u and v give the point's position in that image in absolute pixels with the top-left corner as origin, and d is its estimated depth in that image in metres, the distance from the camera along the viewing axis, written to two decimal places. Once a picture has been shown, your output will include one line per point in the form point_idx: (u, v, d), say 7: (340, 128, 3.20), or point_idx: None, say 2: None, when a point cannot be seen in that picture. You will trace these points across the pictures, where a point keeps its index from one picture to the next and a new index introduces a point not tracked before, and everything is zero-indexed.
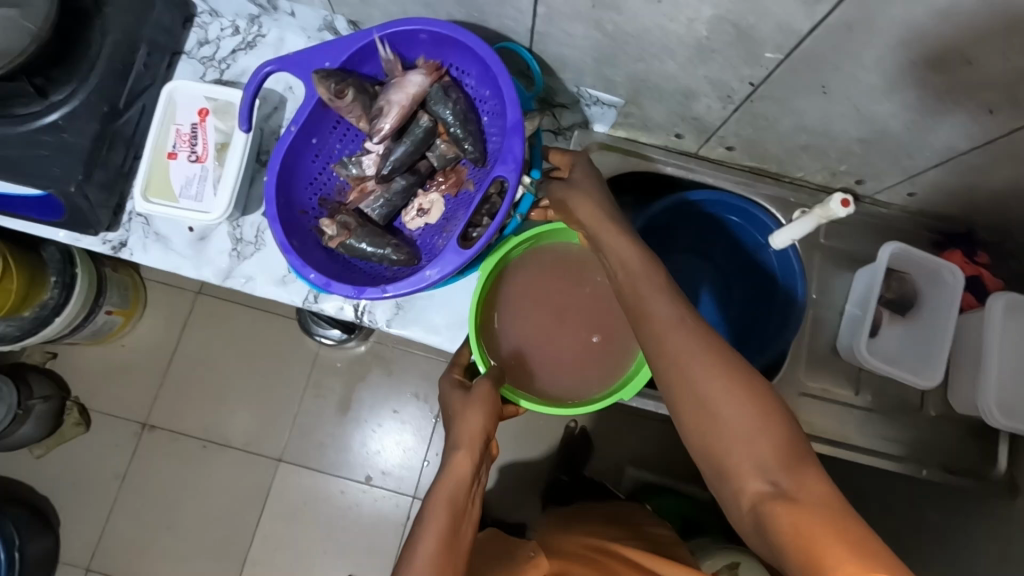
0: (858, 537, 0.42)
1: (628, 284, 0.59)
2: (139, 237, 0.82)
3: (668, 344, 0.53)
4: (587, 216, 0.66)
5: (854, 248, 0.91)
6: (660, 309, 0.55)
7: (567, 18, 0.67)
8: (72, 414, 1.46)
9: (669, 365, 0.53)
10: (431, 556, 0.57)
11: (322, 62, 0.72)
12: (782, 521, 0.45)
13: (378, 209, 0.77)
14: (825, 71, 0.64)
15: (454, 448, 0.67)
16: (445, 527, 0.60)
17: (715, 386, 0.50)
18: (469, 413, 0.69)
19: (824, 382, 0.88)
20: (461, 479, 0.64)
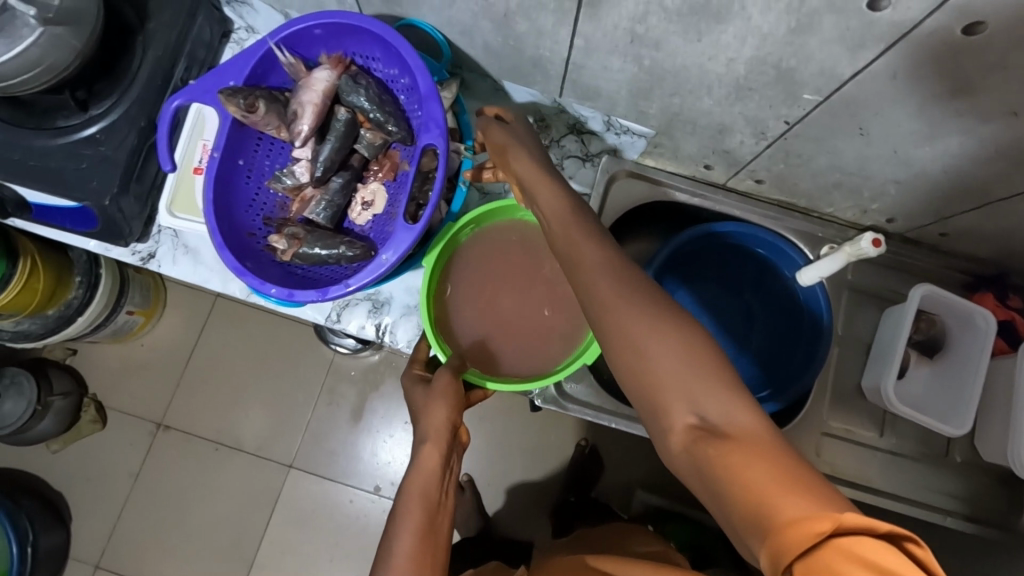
0: (795, 470, 0.37)
1: (562, 233, 0.57)
2: (167, 249, 0.83)
3: (601, 291, 0.50)
4: (526, 171, 0.64)
5: (884, 286, 0.90)
6: (590, 256, 0.53)
7: (605, 52, 0.66)
8: (89, 411, 1.48)
9: (598, 311, 0.50)
10: (409, 553, 0.57)
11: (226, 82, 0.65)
12: (715, 460, 0.41)
13: (323, 213, 0.69)
14: (865, 115, 0.63)
15: (425, 440, 0.66)
16: (419, 523, 0.60)
17: (642, 326, 0.47)
18: (432, 404, 0.68)
19: (848, 422, 0.86)
20: (432, 473, 0.64)
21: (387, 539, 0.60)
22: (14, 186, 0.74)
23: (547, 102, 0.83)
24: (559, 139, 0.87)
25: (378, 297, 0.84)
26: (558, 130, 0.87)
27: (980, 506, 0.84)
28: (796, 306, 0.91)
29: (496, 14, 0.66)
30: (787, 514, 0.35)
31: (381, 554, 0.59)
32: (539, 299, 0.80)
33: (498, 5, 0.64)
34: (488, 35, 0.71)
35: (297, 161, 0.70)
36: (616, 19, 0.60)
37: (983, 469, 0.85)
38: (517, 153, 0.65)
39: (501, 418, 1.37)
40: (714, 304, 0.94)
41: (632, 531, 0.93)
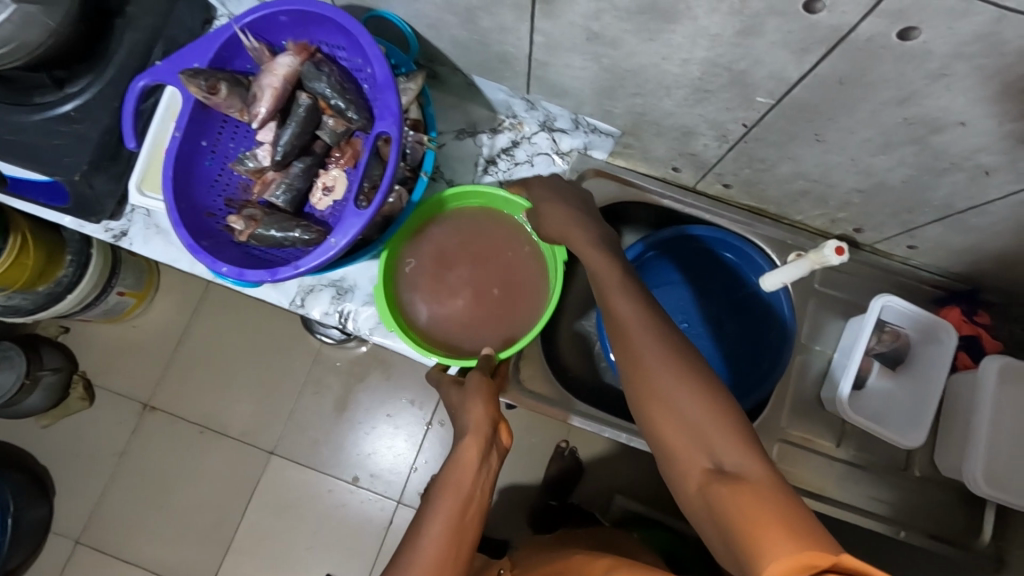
0: (797, 523, 0.40)
1: (601, 286, 0.62)
2: (140, 228, 0.85)
3: (631, 338, 0.55)
4: (562, 225, 0.72)
5: (851, 297, 0.89)
6: (624, 308, 0.58)
7: (565, 49, 0.67)
8: (78, 388, 1.51)
9: (629, 360, 0.55)
10: (436, 536, 0.58)
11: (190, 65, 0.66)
12: (725, 500, 0.44)
13: (281, 196, 0.70)
14: (819, 121, 0.63)
15: (468, 434, 0.66)
16: (451, 515, 0.60)
17: (667, 376, 0.51)
18: (468, 401, 0.69)
19: (808, 430, 0.86)
20: (468, 467, 0.64)
21: (417, 526, 0.60)
22: None
23: (518, 99, 0.84)
24: (531, 136, 0.89)
25: (343, 284, 0.86)
26: (530, 126, 0.89)
27: (939, 522, 0.83)
28: (767, 314, 0.90)
29: (458, 8, 0.67)
30: (777, 558, 0.39)
31: (409, 544, 0.59)
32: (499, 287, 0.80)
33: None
34: (453, 29, 0.72)
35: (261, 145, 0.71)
36: (571, 16, 0.60)
37: (944, 485, 0.84)
38: (550, 213, 0.74)
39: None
40: (686, 309, 0.96)
41: (601, 534, 0.94)
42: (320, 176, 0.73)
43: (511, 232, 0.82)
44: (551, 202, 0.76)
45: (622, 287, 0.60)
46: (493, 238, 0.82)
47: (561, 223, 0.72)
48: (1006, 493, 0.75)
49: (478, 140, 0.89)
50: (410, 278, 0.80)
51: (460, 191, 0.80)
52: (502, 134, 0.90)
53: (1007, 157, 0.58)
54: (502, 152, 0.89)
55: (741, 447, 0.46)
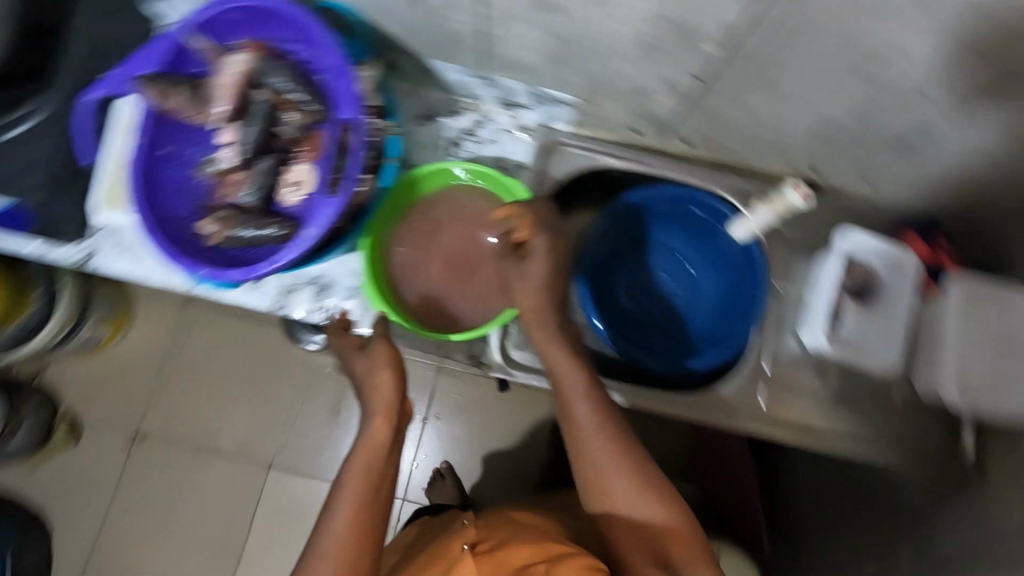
0: (691, 538, 0.64)
1: (557, 384, 0.70)
2: (108, 247, 0.84)
3: (589, 449, 0.67)
4: (537, 301, 0.72)
5: (818, 238, 0.92)
6: (581, 415, 0.68)
7: (516, 21, 0.68)
8: (63, 424, 1.47)
9: (586, 466, 0.67)
10: (351, 518, 0.62)
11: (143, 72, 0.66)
12: (659, 549, 0.64)
13: (250, 195, 0.70)
14: (766, 64, 0.65)
15: (375, 410, 0.68)
16: (361, 496, 0.63)
17: (621, 485, 0.65)
18: (372, 374, 0.69)
19: (791, 370, 0.88)
20: (379, 448, 0.66)
21: (329, 506, 0.63)
22: None
23: (476, 79, 0.85)
24: (493, 114, 0.90)
25: (322, 280, 0.85)
26: (491, 105, 0.90)
27: (921, 441, 0.87)
28: (740, 264, 0.92)
29: None
30: None
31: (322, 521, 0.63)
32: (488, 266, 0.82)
33: None
34: (404, 11, 0.72)
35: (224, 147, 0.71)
36: None
37: (923, 406, 0.88)
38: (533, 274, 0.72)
39: (472, 403, 1.37)
40: (664, 261, 1.00)
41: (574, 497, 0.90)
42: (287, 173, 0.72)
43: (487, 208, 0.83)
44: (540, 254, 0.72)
45: (582, 389, 0.69)
46: (477, 216, 0.84)
47: (530, 291, 0.72)
48: (985, 402, 0.76)
49: (441, 124, 0.90)
50: (403, 265, 0.82)
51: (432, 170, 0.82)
52: (464, 114, 0.90)
53: (945, 79, 0.61)
54: (465, 133, 0.90)
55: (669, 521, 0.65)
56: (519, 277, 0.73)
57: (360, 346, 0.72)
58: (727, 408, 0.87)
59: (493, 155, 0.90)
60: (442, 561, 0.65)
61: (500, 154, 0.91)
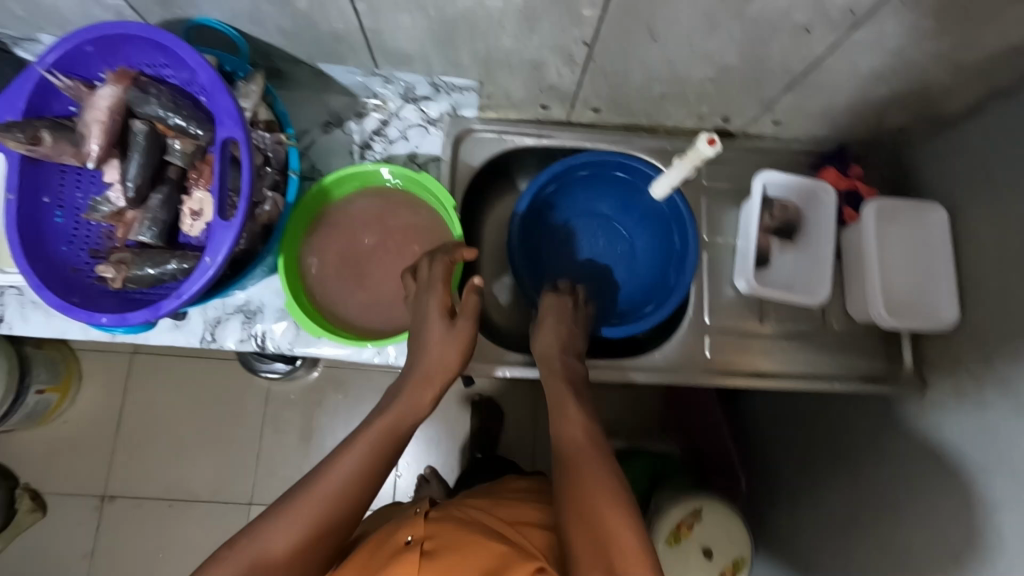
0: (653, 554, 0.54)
1: (555, 400, 0.73)
2: (16, 310, 0.80)
3: (573, 456, 0.65)
4: (546, 342, 0.78)
5: (740, 184, 0.93)
6: (570, 428, 0.69)
7: (391, 10, 0.66)
8: (24, 501, 1.41)
9: (565, 474, 0.63)
10: (350, 469, 0.59)
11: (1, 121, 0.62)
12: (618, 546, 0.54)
13: (148, 232, 0.67)
14: (645, 20, 0.65)
15: (425, 383, 0.69)
16: (365, 455, 0.61)
17: (593, 490, 0.59)
18: (445, 348, 0.70)
19: (732, 316, 0.90)
20: (403, 418, 0.66)
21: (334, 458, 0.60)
22: None
23: (371, 77, 0.83)
24: (398, 111, 0.89)
25: (249, 306, 0.83)
26: (394, 102, 0.88)
27: (866, 366, 0.89)
28: (665, 220, 0.93)
29: None
30: None
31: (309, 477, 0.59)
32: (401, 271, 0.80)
33: None
34: (277, 19, 0.70)
35: (111, 186, 0.67)
36: None
37: (864, 331, 0.90)
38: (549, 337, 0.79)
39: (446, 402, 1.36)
40: (586, 228, 0.98)
41: (521, 478, 0.90)
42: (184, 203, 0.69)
43: (402, 207, 0.82)
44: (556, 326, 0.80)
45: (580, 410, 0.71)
46: (385, 217, 0.82)
47: (550, 340, 0.78)
48: (909, 318, 0.80)
49: (347, 129, 0.88)
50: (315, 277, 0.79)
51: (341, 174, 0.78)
52: (369, 116, 0.89)
53: (816, 9, 0.62)
54: (374, 134, 0.89)
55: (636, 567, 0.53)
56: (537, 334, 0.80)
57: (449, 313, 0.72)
58: (676, 366, 0.88)
59: (405, 152, 0.89)
60: (386, 547, 0.62)
61: (413, 149, 0.89)
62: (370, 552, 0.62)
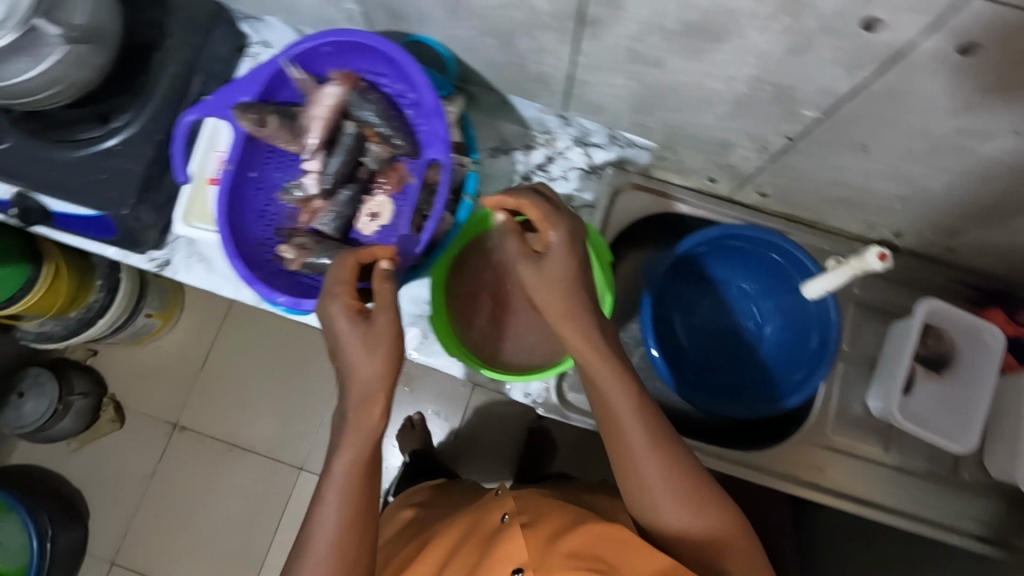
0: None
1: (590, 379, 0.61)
2: (183, 257, 0.86)
3: (641, 466, 0.58)
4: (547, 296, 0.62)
5: (893, 301, 0.88)
6: (631, 427, 0.59)
7: (606, 69, 0.67)
8: (108, 410, 1.52)
9: (638, 485, 0.59)
10: (336, 527, 0.56)
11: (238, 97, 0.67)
12: None
13: (330, 223, 0.71)
14: (863, 132, 0.63)
15: (368, 401, 0.58)
16: (348, 500, 0.57)
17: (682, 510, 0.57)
18: (368, 356, 0.58)
19: (853, 436, 0.86)
20: (372, 429, 0.58)
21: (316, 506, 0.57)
22: (41, 197, 0.77)
23: (552, 116, 0.84)
24: (564, 151, 0.90)
25: None
26: (563, 142, 0.89)
27: (989, 527, 0.82)
28: (804, 320, 0.87)
29: (498, 31, 0.67)
30: None
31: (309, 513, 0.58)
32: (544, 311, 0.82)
33: (501, 23, 0.65)
34: (493, 52, 0.72)
35: (306, 173, 0.71)
36: (615, 38, 0.61)
37: (993, 490, 0.83)
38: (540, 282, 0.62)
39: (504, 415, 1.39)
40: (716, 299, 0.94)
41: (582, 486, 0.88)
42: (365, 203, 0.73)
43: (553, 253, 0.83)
44: (551, 269, 0.62)
45: (626, 397, 0.59)
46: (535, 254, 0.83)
47: (549, 294, 0.61)
48: None
49: (512, 157, 0.90)
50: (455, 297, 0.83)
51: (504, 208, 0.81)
52: (536, 150, 0.90)
53: None
54: (537, 168, 0.90)
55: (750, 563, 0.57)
56: (533, 272, 0.62)
57: (363, 316, 0.60)
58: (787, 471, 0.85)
59: (563, 192, 0.90)
60: (484, 531, 0.64)
61: (572, 191, 0.90)
62: (474, 538, 0.64)
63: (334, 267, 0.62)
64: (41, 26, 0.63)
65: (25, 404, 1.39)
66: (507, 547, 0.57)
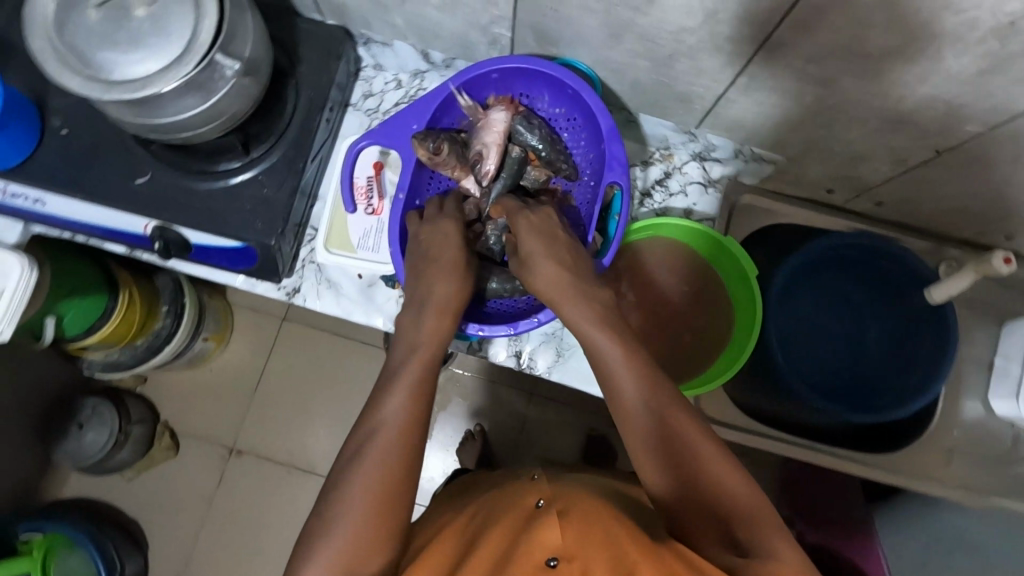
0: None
1: (603, 364, 0.58)
2: (312, 284, 0.85)
3: (654, 447, 0.54)
4: (549, 283, 0.61)
5: (999, 303, 0.92)
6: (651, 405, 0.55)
7: (765, 89, 0.69)
8: (163, 438, 1.47)
9: (656, 464, 0.54)
10: (393, 428, 0.54)
11: (408, 125, 0.67)
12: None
13: (496, 248, 0.71)
14: (1020, 144, 0.66)
15: (428, 309, 0.61)
16: (410, 399, 0.56)
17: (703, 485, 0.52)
18: (445, 280, 0.63)
19: (965, 429, 0.91)
20: (434, 339, 0.60)
21: (373, 407, 0.56)
22: (181, 229, 0.76)
23: (678, 133, 0.88)
24: (682, 165, 0.89)
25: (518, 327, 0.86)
26: (680, 157, 0.89)
27: None
28: (916, 322, 0.91)
29: (662, 55, 0.69)
30: None
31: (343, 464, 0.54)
32: (685, 322, 0.87)
33: (668, 47, 0.67)
34: (644, 73, 0.73)
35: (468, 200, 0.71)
36: (792, 60, 0.63)
37: None
38: (542, 271, 0.61)
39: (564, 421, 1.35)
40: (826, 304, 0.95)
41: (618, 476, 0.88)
42: None
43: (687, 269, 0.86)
44: (549, 258, 0.61)
45: (636, 375, 0.56)
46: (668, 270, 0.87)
47: (551, 274, 0.61)
48: None
49: (631, 173, 0.91)
50: None
51: (648, 224, 0.81)
52: (653, 166, 0.90)
53: None
54: (655, 183, 0.90)
55: (776, 538, 0.47)
56: (530, 272, 0.62)
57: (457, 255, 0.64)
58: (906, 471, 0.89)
59: (682, 208, 0.90)
60: (516, 516, 0.55)
61: (690, 206, 0.90)
62: (501, 523, 0.56)
63: (422, 231, 0.66)
64: (218, 60, 0.62)
65: (86, 435, 1.35)
66: (540, 533, 0.49)
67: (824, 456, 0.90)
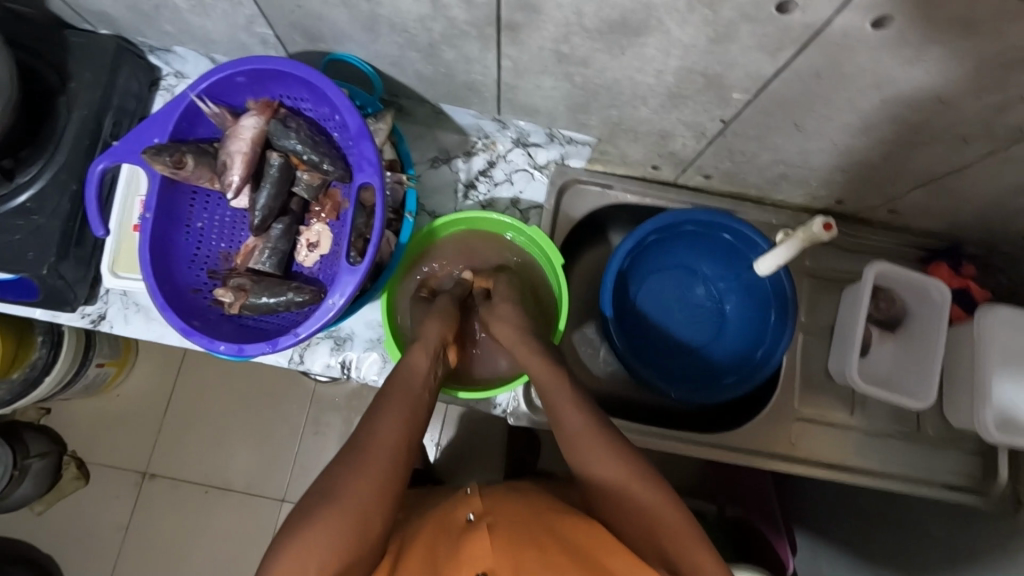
0: None
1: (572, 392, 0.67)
2: (118, 309, 0.81)
3: (612, 473, 0.58)
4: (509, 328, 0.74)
5: (841, 269, 0.90)
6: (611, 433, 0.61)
7: (535, 73, 0.66)
8: (68, 467, 1.23)
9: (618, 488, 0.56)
10: (392, 426, 0.59)
11: (150, 139, 0.64)
12: None
13: (268, 262, 0.68)
14: (797, 111, 0.64)
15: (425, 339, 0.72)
16: (400, 414, 0.61)
17: (651, 502, 0.55)
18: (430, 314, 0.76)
19: (820, 406, 0.87)
20: (417, 373, 0.67)
21: (368, 425, 0.59)
22: None
23: (488, 120, 0.82)
24: (506, 154, 0.87)
25: (339, 333, 0.83)
26: (504, 145, 0.87)
27: (953, 473, 0.85)
28: (765, 294, 0.87)
29: (419, 44, 0.65)
30: None
31: (309, 508, 0.52)
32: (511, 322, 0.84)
33: (421, 35, 0.63)
34: (416, 63, 0.69)
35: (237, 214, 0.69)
36: (540, 41, 0.59)
37: (957, 438, 0.86)
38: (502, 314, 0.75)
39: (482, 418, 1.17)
40: (678, 283, 0.93)
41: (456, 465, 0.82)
42: (302, 233, 0.71)
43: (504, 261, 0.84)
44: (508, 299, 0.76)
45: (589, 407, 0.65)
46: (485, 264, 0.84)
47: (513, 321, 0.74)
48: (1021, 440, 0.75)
49: (453, 166, 0.87)
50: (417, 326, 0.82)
51: (454, 218, 0.80)
52: (477, 156, 0.87)
53: (980, 124, 0.61)
54: (480, 174, 0.87)
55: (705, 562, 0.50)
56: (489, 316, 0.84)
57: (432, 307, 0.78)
58: (739, 447, 0.84)
59: (508, 196, 0.88)
60: (441, 532, 0.54)
61: (517, 194, 0.88)
62: (429, 534, 0.55)
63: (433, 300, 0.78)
64: None
65: None
66: (467, 548, 0.50)
67: (678, 444, 0.83)
